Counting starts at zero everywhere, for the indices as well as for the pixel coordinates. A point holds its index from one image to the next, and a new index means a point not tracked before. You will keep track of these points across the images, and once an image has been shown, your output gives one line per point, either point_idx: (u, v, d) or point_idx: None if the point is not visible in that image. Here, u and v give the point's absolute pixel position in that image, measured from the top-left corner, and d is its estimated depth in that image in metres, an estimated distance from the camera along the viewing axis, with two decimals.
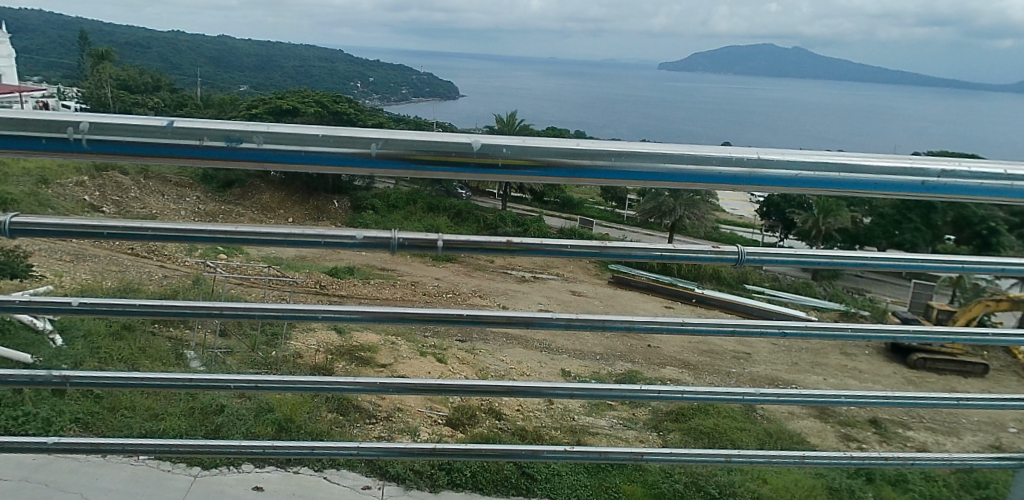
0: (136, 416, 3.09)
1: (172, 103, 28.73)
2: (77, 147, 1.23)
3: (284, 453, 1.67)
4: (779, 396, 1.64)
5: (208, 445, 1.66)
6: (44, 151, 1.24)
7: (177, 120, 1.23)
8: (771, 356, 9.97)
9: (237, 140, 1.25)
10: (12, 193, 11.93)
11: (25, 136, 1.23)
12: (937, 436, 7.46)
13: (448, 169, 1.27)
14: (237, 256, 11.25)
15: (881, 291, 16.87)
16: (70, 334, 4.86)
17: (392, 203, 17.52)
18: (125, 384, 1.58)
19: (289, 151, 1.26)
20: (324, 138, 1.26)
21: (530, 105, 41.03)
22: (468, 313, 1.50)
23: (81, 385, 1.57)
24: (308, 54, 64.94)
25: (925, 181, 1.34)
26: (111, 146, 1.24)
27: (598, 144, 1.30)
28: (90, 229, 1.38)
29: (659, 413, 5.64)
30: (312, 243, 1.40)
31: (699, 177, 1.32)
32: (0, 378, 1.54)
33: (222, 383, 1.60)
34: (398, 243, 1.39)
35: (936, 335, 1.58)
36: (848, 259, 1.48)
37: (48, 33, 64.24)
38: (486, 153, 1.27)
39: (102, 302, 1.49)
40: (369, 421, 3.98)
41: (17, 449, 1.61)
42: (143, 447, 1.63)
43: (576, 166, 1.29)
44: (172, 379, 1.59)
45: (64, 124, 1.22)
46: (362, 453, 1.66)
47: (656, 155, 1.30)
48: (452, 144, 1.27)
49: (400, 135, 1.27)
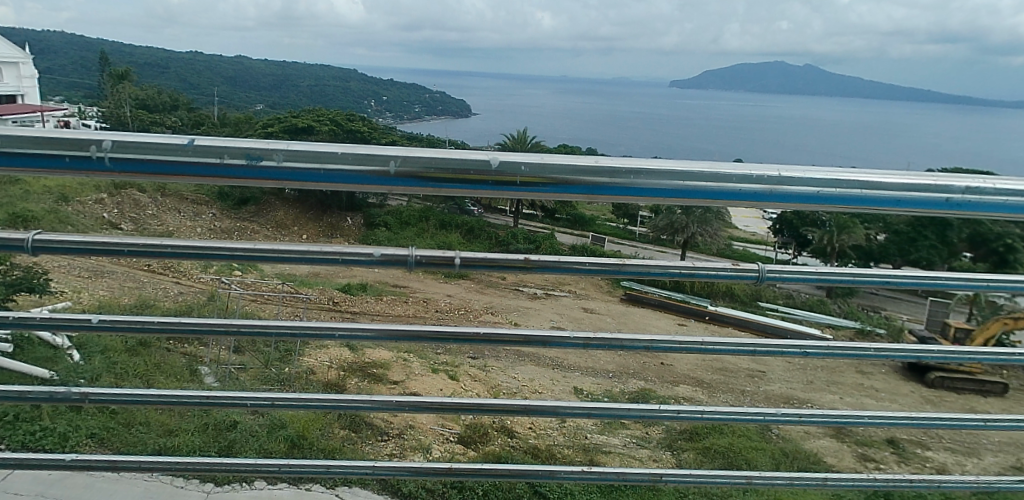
0: (150, 432, 3.17)
1: (190, 122, 29.09)
2: (99, 166, 1.26)
3: (299, 471, 1.64)
4: (802, 417, 1.61)
5: (223, 464, 1.63)
6: (66, 169, 1.26)
7: (199, 139, 1.26)
8: (786, 374, 9.87)
9: (257, 158, 1.27)
10: (32, 210, 12.04)
11: (51, 155, 1.25)
12: (957, 457, 7.36)
13: (463, 186, 1.29)
14: (251, 273, 11.35)
15: (896, 308, 16.67)
16: (88, 350, 4.90)
17: (405, 220, 17.75)
18: (156, 400, 1.58)
19: (305, 169, 1.28)
20: (342, 156, 1.27)
21: (543, 123, 41.19)
22: (483, 331, 1.51)
23: (101, 402, 1.55)
24: (324, 73, 65.80)
25: (948, 198, 1.33)
26: (133, 165, 1.26)
27: (615, 161, 1.30)
28: (108, 246, 1.39)
29: (672, 431, 5.60)
30: (329, 261, 1.42)
31: (720, 194, 1.31)
32: (22, 392, 1.56)
33: (238, 401, 1.59)
34: (415, 260, 1.38)
35: (960, 354, 1.56)
36: (865, 276, 1.48)
37: (71, 54, 65.30)
38: (503, 172, 1.28)
39: (122, 319, 1.50)
40: (381, 438, 4.04)
41: (34, 465, 1.60)
42: (156, 464, 1.61)
43: (593, 183, 1.29)
44: (190, 397, 1.58)
45: (87, 142, 1.25)
46: (378, 472, 1.63)
47: (675, 173, 1.31)
48: (468, 162, 1.28)
49: (417, 152, 1.28)
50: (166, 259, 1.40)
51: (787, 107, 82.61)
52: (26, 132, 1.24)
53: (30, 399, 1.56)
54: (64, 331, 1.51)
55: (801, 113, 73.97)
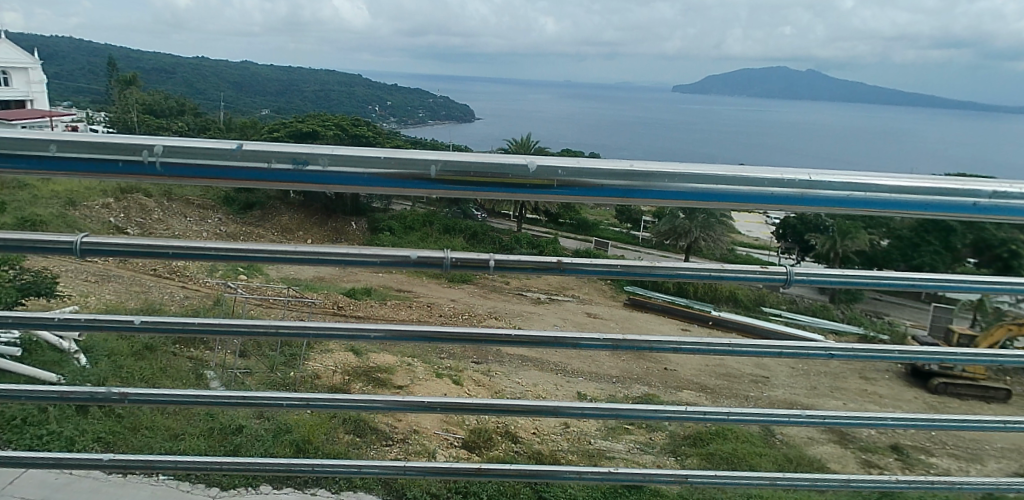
0: (157, 436, 3.16)
1: (195, 127, 29.21)
2: (151, 170, 1.27)
3: (332, 472, 1.65)
4: (828, 418, 1.62)
5: (255, 464, 1.65)
6: (118, 173, 1.28)
7: (246, 144, 1.28)
8: (790, 380, 9.87)
9: (304, 162, 1.28)
10: (40, 215, 12.08)
11: (101, 159, 1.27)
12: (960, 463, 7.35)
13: (504, 189, 1.30)
14: (257, 277, 11.39)
15: (900, 314, 16.64)
16: (95, 354, 4.92)
17: (409, 224, 17.65)
18: (182, 401, 1.60)
19: (351, 173, 1.29)
20: (383, 160, 1.29)
21: (546, 128, 41.25)
22: (517, 332, 1.53)
23: (138, 403, 1.58)
24: (329, 78, 66.00)
25: (975, 203, 1.35)
26: (185, 168, 1.28)
27: (650, 165, 1.32)
28: (151, 249, 1.40)
29: (676, 438, 5.61)
30: (366, 263, 1.43)
31: (752, 197, 1.34)
32: (63, 394, 1.57)
33: (272, 401, 1.61)
34: (450, 263, 1.39)
35: (984, 357, 1.57)
36: (892, 279, 1.49)
37: (78, 60, 65.71)
38: (540, 176, 1.29)
39: (163, 320, 1.52)
40: (386, 442, 4.05)
41: (73, 464, 1.62)
42: (195, 464, 1.63)
43: (628, 187, 1.31)
44: (228, 397, 1.60)
45: (139, 146, 1.27)
46: (406, 472, 1.65)
47: (710, 177, 1.33)
48: (506, 166, 1.29)
49: (456, 156, 1.30)
50: (207, 261, 1.42)
51: (790, 111, 82.60)
52: (78, 137, 1.26)
53: (72, 400, 1.58)
54: (107, 331, 1.54)
55: (804, 118, 73.98)
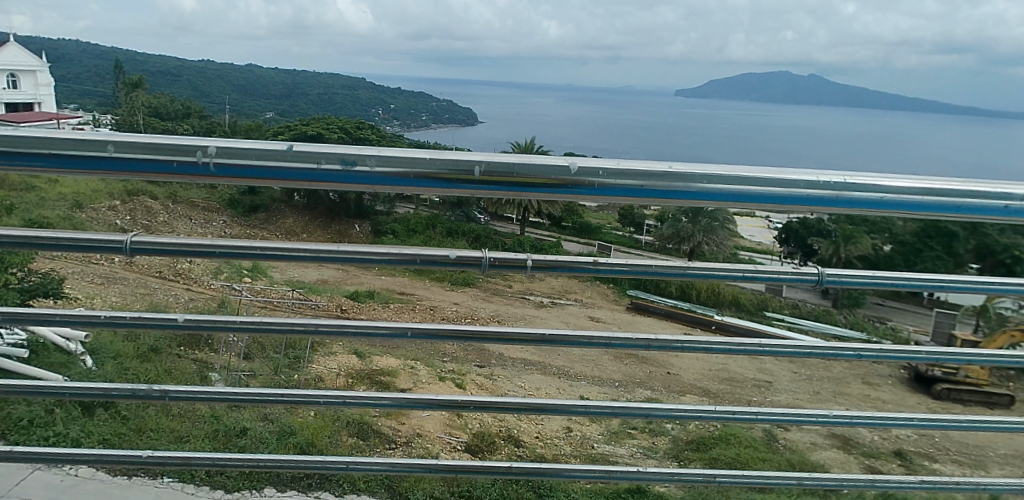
0: (161, 438, 3.15)
1: (200, 129, 29.29)
2: (204, 170, 1.29)
3: (364, 469, 1.67)
4: (858, 418, 1.62)
5: (289, 462, 1.66)
6: (171, 173, 1.29)
7: (296, 144, 1.29)
8: (793, 385, 9.86)
9: (352, 163, 1.29)
10: (46, 216, 12.14)
11: (155, 160, 1.28)
12: (964, 469, 7.33)
13: (549, 190, 1.31)
14: (261, 279, 11.43)
15: (903, 319, 16.60)
16: (101, 356, 4.94)
17: (412, 227, 17.63)
18: (217, 399, 1.61)
19: (399, 174, 1.30)
20: (429, 161, 1.30)
21: (549, 132, 41.28)
22: (552, 331, 1.53)
23: (178, 400, 1.59)
24: (333, 81, 66.12)
25: (1006, 205, 1.36)
26: (237, 169, 1.29)
27: (690, 166, 1.34)
28: (196, 248, 1.41)
29: (679, 442, 5.61)
30: (405, 263, 1.44)
31: (789, 199, 1.35)
32: (105, 391, 1.58)
33: (309, 398, 1.62)
34: (490, 262, 1.40)
35: (1011, 358, 1.57)
36: (923, 280, 1.50)
37: (83, 61, 65.94)
38: (582, 177, 1.30)
39: (203, 318, 1.52)
40: (389, 445, 4.06)
41: (114, 462, 1.64)
42: (232, 461, 1.65)
43: (666, 187, 1.32)
44: (266, 394, 1.61)
45: (192, 147, 1.28)
46: (435, 470, 1.66)
47: (747, 177, 1.34)
48: (550, 167, 1.30)
49: (501, 157, 1.31)
50: (250, 260, 1.42)
51: (793, 116, 82.57)
52: (133, 137, 1.27)
53: (114, 397, 1.59)
54: (151, 329, 1.55)
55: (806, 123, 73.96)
